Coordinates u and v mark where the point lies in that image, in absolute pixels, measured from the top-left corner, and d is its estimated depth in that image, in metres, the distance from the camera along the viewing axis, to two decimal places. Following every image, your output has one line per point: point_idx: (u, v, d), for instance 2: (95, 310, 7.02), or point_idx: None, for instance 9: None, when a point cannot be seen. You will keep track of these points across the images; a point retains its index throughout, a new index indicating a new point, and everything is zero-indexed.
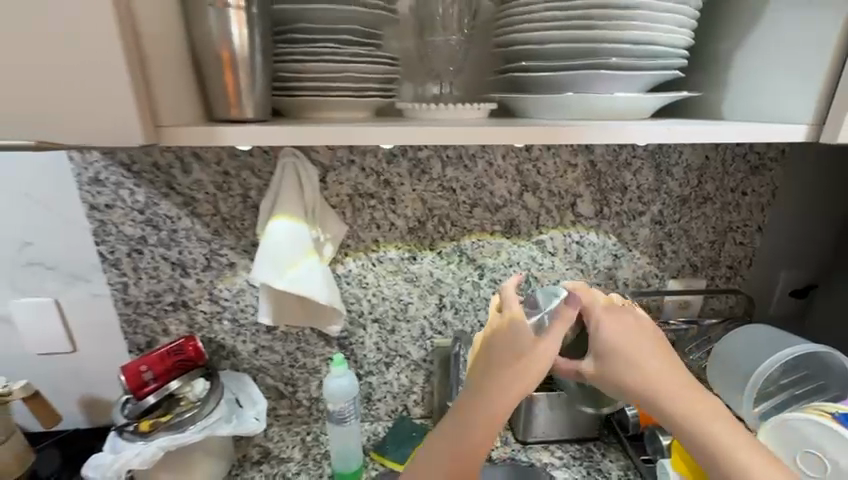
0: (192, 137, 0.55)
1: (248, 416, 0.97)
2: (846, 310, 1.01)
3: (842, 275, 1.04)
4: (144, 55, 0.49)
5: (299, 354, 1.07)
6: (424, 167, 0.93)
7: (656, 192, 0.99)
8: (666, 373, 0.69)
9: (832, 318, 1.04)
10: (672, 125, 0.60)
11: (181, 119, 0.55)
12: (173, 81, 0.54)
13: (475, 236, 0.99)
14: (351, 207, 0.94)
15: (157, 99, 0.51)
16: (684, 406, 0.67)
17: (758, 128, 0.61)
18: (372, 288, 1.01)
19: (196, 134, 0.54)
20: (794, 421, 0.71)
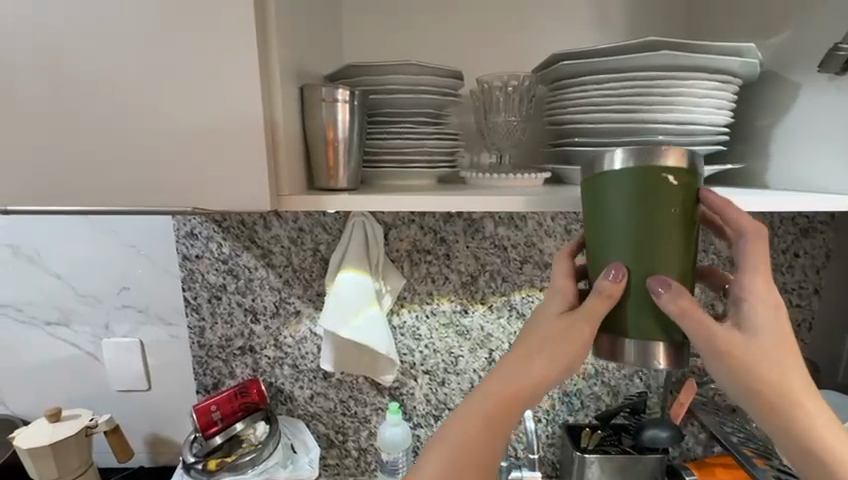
0: (304, 204, 0.64)
1: (305, 461, 1.01)
2: None
3: None
4: (275, 136, 0.61)
5: (351, 402, 1.10)
6: (478, 226, 1.00)
7: (704, 253, 1.01)
8: (770, 343, 0.54)
9: None
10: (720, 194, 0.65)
11: (296, 188, 0.65)
12: (293, 156, 0.65)
13: (525, 291, 1.03)
14: (409, 262, 1.02)
15: (280, 172, 0.62)
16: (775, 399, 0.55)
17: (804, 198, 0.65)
18: (425, 340, 1.06)
19: (309, 202, 0.64)
20: None
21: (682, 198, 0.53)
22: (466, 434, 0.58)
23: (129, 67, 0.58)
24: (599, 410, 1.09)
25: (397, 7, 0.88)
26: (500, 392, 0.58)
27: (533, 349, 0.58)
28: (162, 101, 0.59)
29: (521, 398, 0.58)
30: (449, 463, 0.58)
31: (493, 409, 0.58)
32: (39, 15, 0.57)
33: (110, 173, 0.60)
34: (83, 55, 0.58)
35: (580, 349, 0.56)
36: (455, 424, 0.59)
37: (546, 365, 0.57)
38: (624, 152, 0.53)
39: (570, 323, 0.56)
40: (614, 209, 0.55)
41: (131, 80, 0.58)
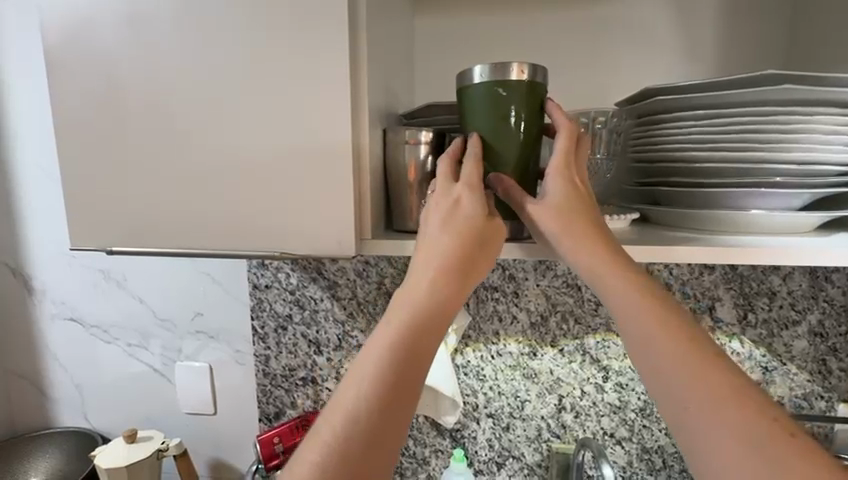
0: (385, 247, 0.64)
1: None
2: None
3: None
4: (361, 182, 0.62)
5: (410, 442, 1.07)
6: (550, 263, 0.95)
7: (812, 300, 0.89)
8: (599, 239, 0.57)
9: None
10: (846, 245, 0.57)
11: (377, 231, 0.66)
12: (376, 199, 0.65)
13: (599, 335, 0.96)
14: (475, 299, 0.98)
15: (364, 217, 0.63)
16: (629, 300, 0.53)
17: None
18: (489, 381, 1.01)
19: (391, 246, 0.63)
20: None
21: (532, 105, 0.60)
22: (385, 327, 0.54)
23: (230, 118, 0.62)
24: (684, 473, 0.97)
25: (472, 45, 0.89)
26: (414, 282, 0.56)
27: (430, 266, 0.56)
28: (255, 147, 0.62)
29: (438, 303, 0.55)
30: (373, 388, 0.51)
31: (408, 323, 0.54)
32: (152, 69, 0.62)
33: (207, 214, 0.64)
34: (190, 106, 0.62)
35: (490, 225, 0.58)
36: (374, 346, 0.54)
37: (454, 262, 0.56)
38: (482, 66, 0.59)
39: (487, 225, 0.58)
40: (477, 117, 0.61)
41: (229, 128, 0.62)
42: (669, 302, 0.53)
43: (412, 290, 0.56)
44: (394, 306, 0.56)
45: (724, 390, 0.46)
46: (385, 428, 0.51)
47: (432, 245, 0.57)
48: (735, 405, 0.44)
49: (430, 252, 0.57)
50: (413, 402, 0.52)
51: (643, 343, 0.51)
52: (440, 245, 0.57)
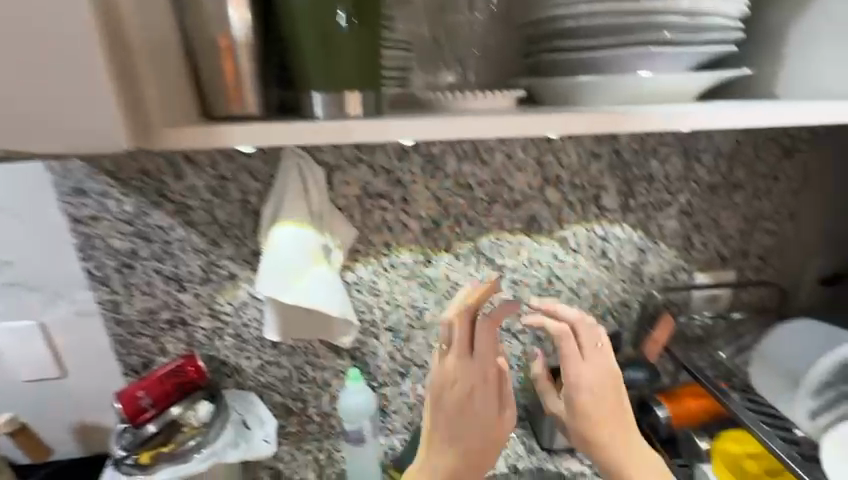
0: (186, 136, 0.52)
1: (258, 441, 0.91)
2: None
3: None
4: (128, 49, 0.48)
5: (308, 368, 1.00)
6: (439, 163, 0.86)
7: (684, 181, 0.93)
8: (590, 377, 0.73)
9: None
10: (718, 111, 0.56)
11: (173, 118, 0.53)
12: (166, 76, 0.53)
13: (493, 235, 0.92)
14: (360, 209, 0.87)
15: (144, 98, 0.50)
16: (591, 422, 0.73)
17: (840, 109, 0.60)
18: (384, 295, 0.95)
19: (191, 132, 0.52)
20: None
21: None
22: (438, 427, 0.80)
23: None
24: None
25: None
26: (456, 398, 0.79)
27: (465, 382, 0.78)
28: None
29: (472, 402, 0.78)
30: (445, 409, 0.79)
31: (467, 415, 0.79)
32: None
33: None
34: None
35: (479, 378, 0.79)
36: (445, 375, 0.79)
37: (480, 388, 0.79)
38: None
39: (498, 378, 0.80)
40: None
41: None
42: (616, 393, 0.74)
43: (469, 371, 0.79)
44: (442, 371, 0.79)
45: (629, 434, 0.74)
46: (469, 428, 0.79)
47: (454, 345, 0.79)
48: (620, 441, 0.73)
49: (466, 374, 0.79)
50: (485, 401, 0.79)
51: (575, 428, 0.75)
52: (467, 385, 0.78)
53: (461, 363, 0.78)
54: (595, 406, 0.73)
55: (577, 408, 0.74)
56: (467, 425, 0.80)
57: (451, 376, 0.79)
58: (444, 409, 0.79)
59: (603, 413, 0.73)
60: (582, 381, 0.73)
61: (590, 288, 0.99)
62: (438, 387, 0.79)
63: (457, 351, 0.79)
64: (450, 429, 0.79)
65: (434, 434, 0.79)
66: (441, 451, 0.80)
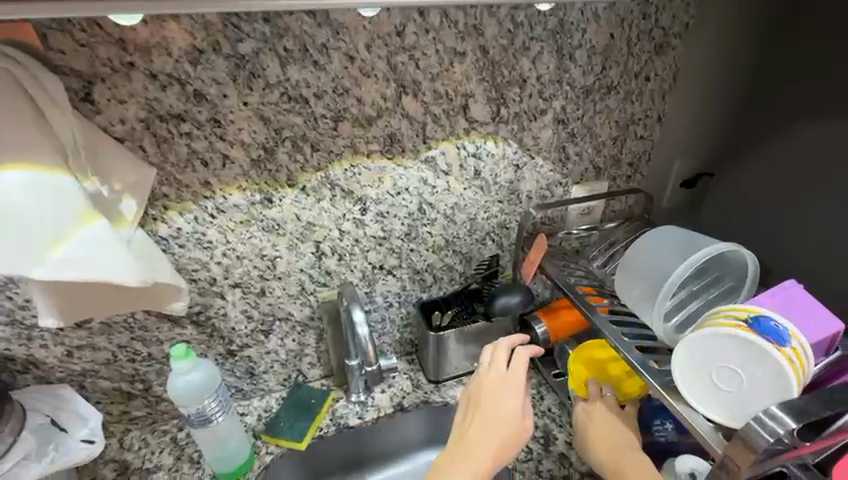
0: None
1: (75, 442, 0.73)
2: (743, 196, 0.93)
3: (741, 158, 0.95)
4: None
5: (138, 345, 0.80)
6: (254, 67, 0.63)
7: (558, 84, 0.82)
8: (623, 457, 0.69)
9: (734, 205, 0.95)
10: None
11: None
12: None
13: (347, 161, 0.75)
14: (153, 138, 0.63)
15: None
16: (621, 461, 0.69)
17: None
18: (219, 248, 0.76)
19: None
20: (716, 343, 0.57)
21: None
22: (465, 436, 0.70)
23: None
24: (453, 281, 0.97)
25: None
26: (512, 439, 0.70)
27: (496, 396, 0.73)
28: None
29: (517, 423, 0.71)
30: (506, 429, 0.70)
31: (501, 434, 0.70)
32: None
33: None
34: None
35: (511, 404, 0.73)
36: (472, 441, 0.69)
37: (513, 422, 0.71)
38: None
39: (506, 389, 0.74)
40: None
41: None
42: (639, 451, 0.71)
43: (492, 397, 0.74)
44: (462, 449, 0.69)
45: None
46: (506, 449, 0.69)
47: (495, 368, 0.77)
48: None
49: (498, 395, 0.74)
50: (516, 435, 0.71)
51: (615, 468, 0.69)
52: (507, 399, 0.73)
53: (499, 382, 0.75)
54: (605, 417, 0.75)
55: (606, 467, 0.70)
56: (476, 438, 0.69)
57: (492, 390, 0.74)
58: (483, 426, 0.71)
59: (611, 440, 0.72)
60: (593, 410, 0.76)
61: (467, 213, 0.91)
62: (482, 399, 0.74)
63: (496, 375, 0.76)
64: (483, 439, 0.69)
65: (458, 442, 0.70)
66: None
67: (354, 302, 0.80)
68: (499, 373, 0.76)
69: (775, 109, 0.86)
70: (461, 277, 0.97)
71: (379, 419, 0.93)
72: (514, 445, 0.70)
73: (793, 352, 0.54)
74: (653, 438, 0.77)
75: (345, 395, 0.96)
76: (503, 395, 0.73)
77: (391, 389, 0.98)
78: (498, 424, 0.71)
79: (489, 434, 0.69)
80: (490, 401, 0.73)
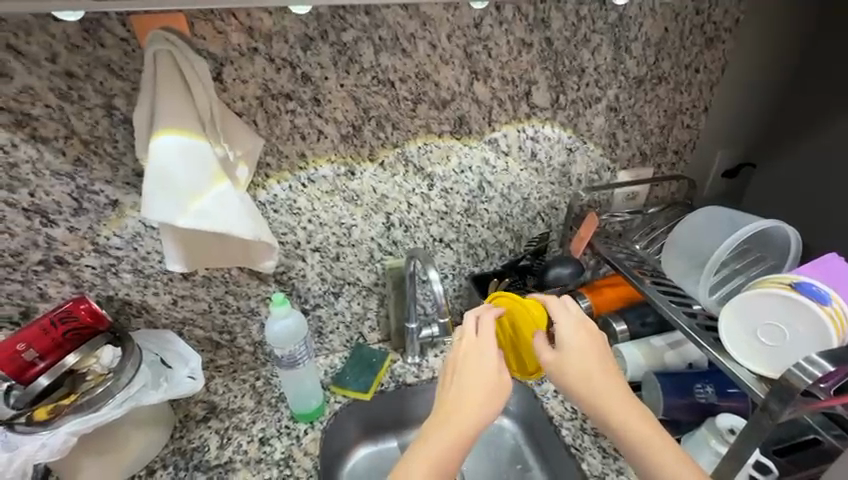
0: None
1: (181, 377, 0.84)
2: (789, 184, 0.99)
3: (785, 148, 1.00)
4: None
5: (230, 298, 0.91)
6: (353, 54, 0.72)
7: (613, 74, 0.89)
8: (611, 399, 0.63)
9: (779, 192, 1.01)
10: None
11: None
12: None
13: (421, 139, 0.84)
14: (264, 114, 0.73)
15: None
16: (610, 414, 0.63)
17: None
18: (306, 214, 0.86)
19: None
20: (760, 303, 0.64)
21: None
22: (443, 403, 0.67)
23: None
24: (504, 256, 1.05)
25: None
26: (479, 396, 0.66)
27: (471, 362, 0.69)
28: None
29: (493, 384, 0.67)
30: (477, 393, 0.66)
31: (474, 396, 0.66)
32: None
33: None
34: None
35: (485, 365, 0.68)
36: (448, 411, 0.65)
37: (488, 382, 0.67)
38: None
39: (479, 353, 0.69)
40: None
41: None
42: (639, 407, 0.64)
43: (469, 365, 0.69)
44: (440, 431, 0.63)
45: None
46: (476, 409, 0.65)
47: (471, 333, 0.72)
48: None
49: (474, 360, 0.69)
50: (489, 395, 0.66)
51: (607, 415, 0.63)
52: (484, 366, 0.68)
53: (469, 350, 0.70)
54: (584, 350, 0.67)
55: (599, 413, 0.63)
56: (455, 403, 0.65)
57: (467, 357, 0.69)
58: (454, 392, 0.67)
59: (591, 375, 0.65)
60: (567, 340, 0.67)
61: (521, 193, 0.98)
62: (456, 364, 0.69)
63: (469, 342, 0.71)
64: (457, 405, 0.65)
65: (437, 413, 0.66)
66: (438, 437, 0.63)
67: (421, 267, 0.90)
68: (475, 342, 0.71)
69: (821, 102, 0.92)
70: (511, 253, 1.05)
71: (434, 378, 1.02)
72: (490, 407, 0.65)
73: (834, 312, 0.60)
74: (694, 400, 0.84)
75: (402, 356, 1.06)
76: (475, 359, 0.69)
77: (443, 354, 1.07)
78: (472, 389, 0.66)
79: (460, 400, 0.65)
80: (462, 363, 0.69)
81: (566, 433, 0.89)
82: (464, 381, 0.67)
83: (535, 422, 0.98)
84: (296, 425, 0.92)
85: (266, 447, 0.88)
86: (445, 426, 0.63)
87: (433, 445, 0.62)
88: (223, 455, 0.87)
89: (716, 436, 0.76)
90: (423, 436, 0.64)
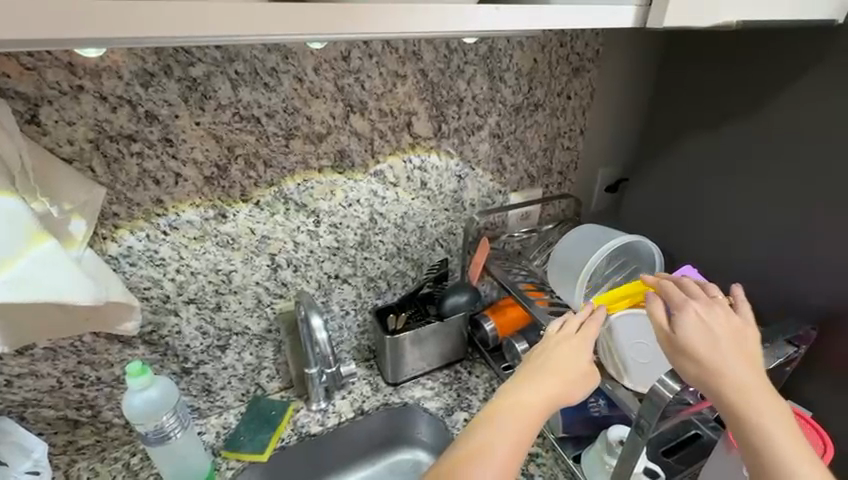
0: None
1: (20, 474, 0.71)
2: (655, 203, 1.05)
3: (645, 167, 1.06)
4: None
5: (86, 369, 0.78)
6: (206, 89, 0.66)
7: (491, 102, 0.92)
8: (758, 396, 0.57)
9: (648, 210, 1.07)
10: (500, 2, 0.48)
11: None
12: None
13: (299, 176, 0.79)
14: (103, 158, 0.64)
15: None
16: (756, 401, 0.57)
17: (589, 12, 0.52)
18: (173, 264, 0.76)
19: None
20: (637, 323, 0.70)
21: None
22: (523, 390, 0.62)
23: None
24: (406, 286, 1.03)
25: None
26: (560, 396, 0.62)
27: (562, 345, 0.66)
28: None
29: (577, 391, 0.64)
30: (561, 390, 0.63)
31: (555, 394, 0.62)
32: None
33: None
34: None
35: (578, 369, 0.65)
36: (529, 402, 0.61)
37: (573, 385, 0.64)
38: None
39: (577, 349, 0.66)
40: None
41: None
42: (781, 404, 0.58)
43: (561, 359, 0.65)
44: (515, 423, 0.59)
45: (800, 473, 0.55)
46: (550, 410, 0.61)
47: (572, 328, 0.68)
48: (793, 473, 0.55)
49: (570, 355, 0.65)
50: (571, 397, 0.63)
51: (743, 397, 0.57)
52: (575, 367, 0.65)
53: (564, 344, 0.66)
54: (720, 339, 0.60)
55: (742, 406, 0.57)
56: (540, 380, 0.63)
57: (559, 341, 0.67)
58: (540, 383, 0.63)
59: (730, 361, 0.59)
60: (712, 326, 0.61)
61: (417, 222, 0.97)
62: (547, 353, 0.66)
63: (568, 332, 0.68)
64: (542, 395, 0.62)
65: (519, 400, 0.61)
66: (519, 412, 0.60)
67: (312, 309, 0.84)
68: (576, 339, 0.67)
69: (669, 126, 0.99)
70: (413, 282, 1.03)
71: (341, 424, 0.96)
72: (576, 400, 0.64)
73: None
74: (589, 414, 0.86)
75: (306, 404, 0.98)
76: (569, 353, 0.65)
77: (351, 395, 1.01)
78: (564, 383, 0.63)
79: (541, 390, 0.62)
80: (556, 356, 0.65)
81: None
82: (557, 375, 0.63)
83: None
84: None
85: None
86: (522, 414, 0.60)
87: (513, 424, 0.59)
88: None
89: (609, 452, 0.78)
90: (495, 423, 0.59)
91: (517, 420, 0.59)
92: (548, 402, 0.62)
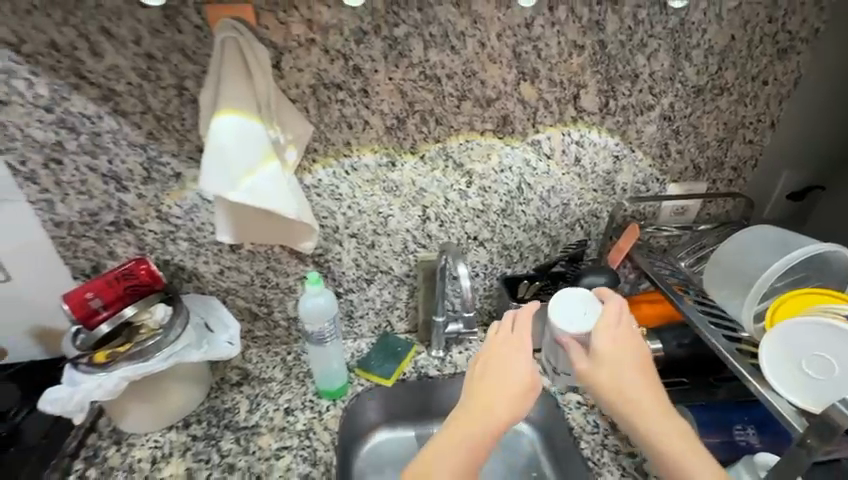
0: None
1: (220, 341, 0.90)
2: None
3: None
4: None
5: (270, 274, 0.97)
6: (403, 48, 0.75)
7: (670, 81, 0.86)
8: (654, 413, 0.67)
9: None
10: None
11: None
12: None
13: (463, 136, 0.86)
14: (316, 102, 0.78)
15: None
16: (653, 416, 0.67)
17: None
18: (347, 200, 0.90)
19: None
20: (821, 338, 0.61)
21: None
22: (470, 402, 0.69)
23: None
24: (537, 261, 1.04)
25: None
26: (504, 407, 0.68)
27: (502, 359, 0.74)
28: None
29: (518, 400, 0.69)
30: (503, 404, 0.68)
31: (497, 406, 0.68)
32: None
33: None
34: None
35: (518, 374, 0.71)
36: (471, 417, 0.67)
37: (517, 394, 0.70)
38: None
39: (510, 357, 0.73)
40: None
41: None
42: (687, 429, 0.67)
43: (500, 369, 0.72)
44: (460, 438, 0.65)
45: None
46: (492, 421, 0.67)
47: (505, 337, 0.77)
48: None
49: (508, 363, 0.73)
50: (514, 405, 0.69)
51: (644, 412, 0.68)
52: (518, 374, 0.71)
53: (502, 354, 0.74)
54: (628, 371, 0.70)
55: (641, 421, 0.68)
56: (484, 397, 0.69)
57: (495, 356, 0.75)
58: (481, 397, 0.69)
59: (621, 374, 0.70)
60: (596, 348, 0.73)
61: (562, 198, 0.97)
62: (490, 364, 0.74)
63: (504, 340, 0.76)
64: (482, 405, 0.68)
65: (462, 412, 0.68)
66: (469, 428, 0.66)
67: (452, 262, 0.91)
68: (513, 349, 0.75)
69: None
70: (545, 258, 1.04)
71: (456, 374, 1.03)
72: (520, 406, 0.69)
73: None
74: (731, 439, 0.83)
75: (427, 350, 1.07)
76: (506, 363, 0.73)
77: (468, 351, 1.07)
78: (505, 393, 0.69)
79: (482, 402, 0.69)
80: (495, 367, 0.73)
81: (585, 445, 0.87)
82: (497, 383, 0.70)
83: (554, 430, 0.96)
84: (320, 401, 0.96)
85: (289, 416, 0.93)
86: (465, 425, 0.66)
87: (464, 441, 0.65)
88: (251, 418, 0.93)
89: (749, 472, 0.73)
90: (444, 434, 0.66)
91: (459, 431, 0.66)
92: (489, 408, 0.68)
